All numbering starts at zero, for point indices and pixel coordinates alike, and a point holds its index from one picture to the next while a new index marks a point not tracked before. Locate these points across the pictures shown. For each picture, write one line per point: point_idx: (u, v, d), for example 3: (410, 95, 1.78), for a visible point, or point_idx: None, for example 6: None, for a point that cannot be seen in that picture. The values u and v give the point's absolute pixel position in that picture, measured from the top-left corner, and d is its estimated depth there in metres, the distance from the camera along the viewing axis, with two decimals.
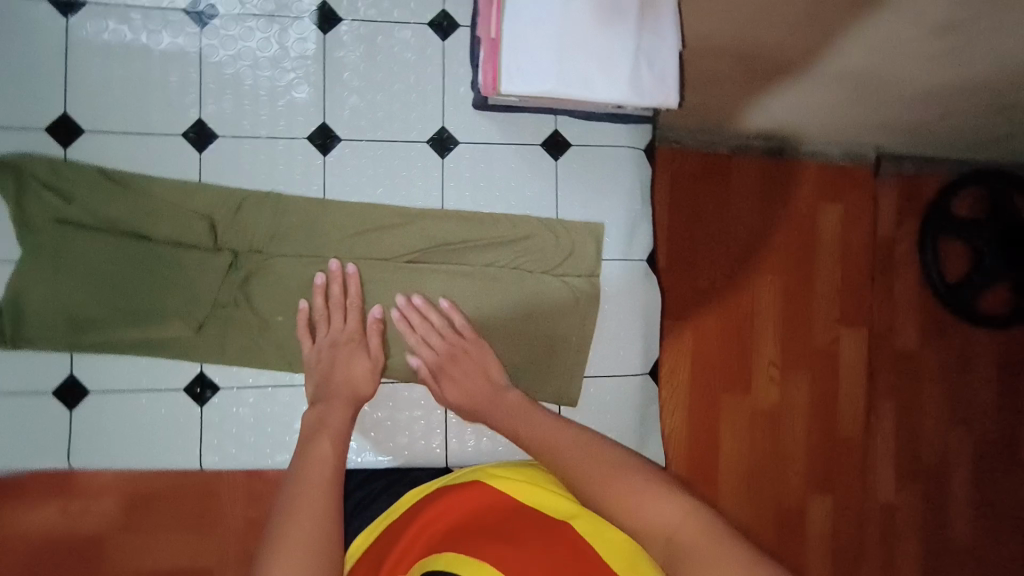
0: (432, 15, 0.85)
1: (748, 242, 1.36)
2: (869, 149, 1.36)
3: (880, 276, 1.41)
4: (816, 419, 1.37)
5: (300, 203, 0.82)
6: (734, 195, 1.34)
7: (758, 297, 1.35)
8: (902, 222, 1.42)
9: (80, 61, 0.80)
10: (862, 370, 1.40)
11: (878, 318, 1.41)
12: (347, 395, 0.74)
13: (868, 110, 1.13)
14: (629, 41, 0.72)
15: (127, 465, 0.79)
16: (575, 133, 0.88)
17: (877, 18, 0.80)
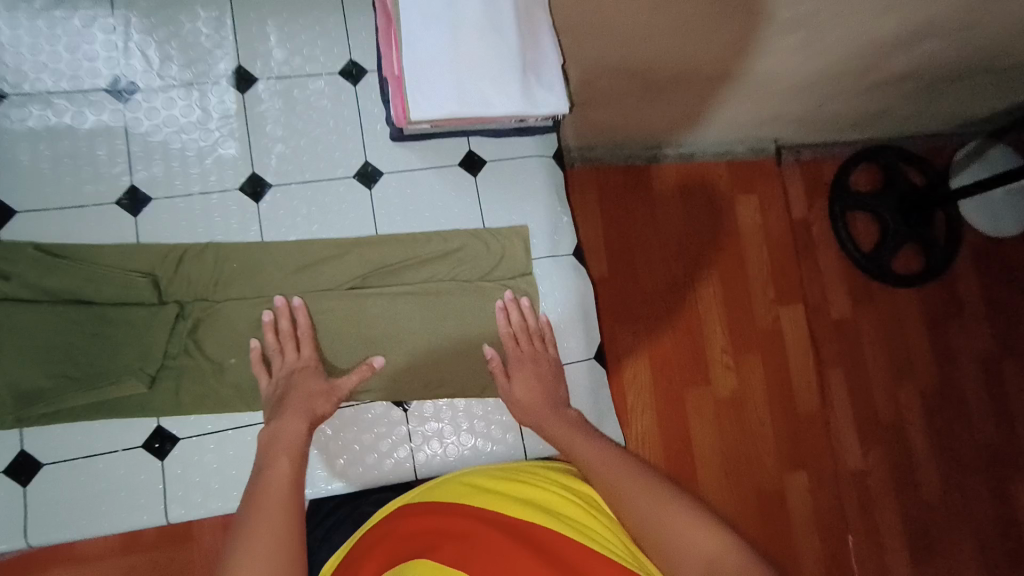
0: (341, 65, 0.94)
1: (680, 241, 1.47)
2: (768, 143, 1.53)
3: (803, 254, 1.55)
4: (774, 396, 1.46)
5: (241, 248, 0.86)
6: (659, 201, 1.47)
7: (698, 289, 1.46)
8: (812, 204, 1.58)
9: (8, 148, 0.84)
10: (807, 343, 1.51)
11: (810, 293, 1.54)
12: (304, 410, 0.75)
13: (756, 105, 1.28)
14: (516, 62, 0.83)
15: (91, 531, 0.78)
16: (489, 150, 0.97)
17: (735, 24, 0.94)
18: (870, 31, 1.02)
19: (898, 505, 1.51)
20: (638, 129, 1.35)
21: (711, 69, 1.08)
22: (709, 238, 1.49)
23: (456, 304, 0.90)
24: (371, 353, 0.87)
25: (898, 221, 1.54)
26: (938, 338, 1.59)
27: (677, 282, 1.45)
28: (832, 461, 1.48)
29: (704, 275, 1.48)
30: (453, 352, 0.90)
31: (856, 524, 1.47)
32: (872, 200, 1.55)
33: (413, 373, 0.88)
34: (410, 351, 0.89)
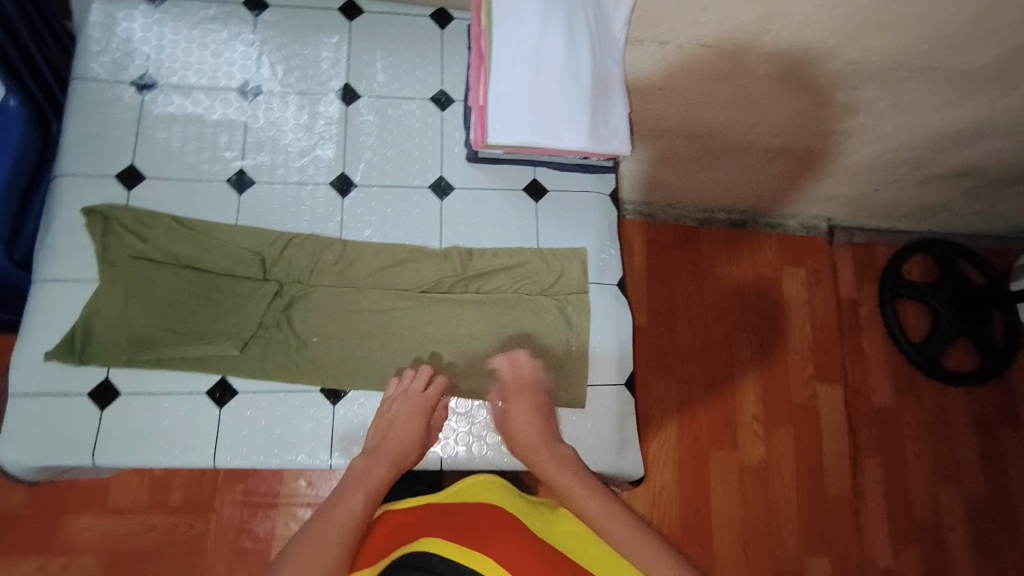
0: (432, 93, 1.07)
1: (722, 304, 1.50)
2: (821, 221, 1.57)
3: (849, 335, 1.55)
4: (803, 476, 1.43)
5: (335, 242, 0.97)
6: (706, 262, 1.51)
7: (736, 356, 1.47)
8: (863, 285, 1.59)
9: (149, 126, 0.98)
10: (842, 426, 1.48)
11: (852, 375, 1.52)
12: (394, 457, 0.84)
13: (812, 181, 1.32)
14: (588, 106, 0.93)
15: (148, 462, 0.87)
16: (551, 180, 1.06)
17: (796, 99, 1.02)
18: (929, 121, 1.09)
19: None
20: (692, 191, 1.41)
21: (768, 141, 1.15)
22: (751, 306, 1.51)
23: (516, 321, 0.98)
24: (422, 347, 0.95)
25: (952, 315, 1.52)
26: (987, 443, 1.53)
27: (714, 343, 1.47)
28: (860, 556, 1.41)
29: (744, 342, 1.49)
30: (507, 363, 0.96)
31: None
32: (926, 290, 1.54)
33: (456, 372, 0.95)
34: (461, 355, 0.95)
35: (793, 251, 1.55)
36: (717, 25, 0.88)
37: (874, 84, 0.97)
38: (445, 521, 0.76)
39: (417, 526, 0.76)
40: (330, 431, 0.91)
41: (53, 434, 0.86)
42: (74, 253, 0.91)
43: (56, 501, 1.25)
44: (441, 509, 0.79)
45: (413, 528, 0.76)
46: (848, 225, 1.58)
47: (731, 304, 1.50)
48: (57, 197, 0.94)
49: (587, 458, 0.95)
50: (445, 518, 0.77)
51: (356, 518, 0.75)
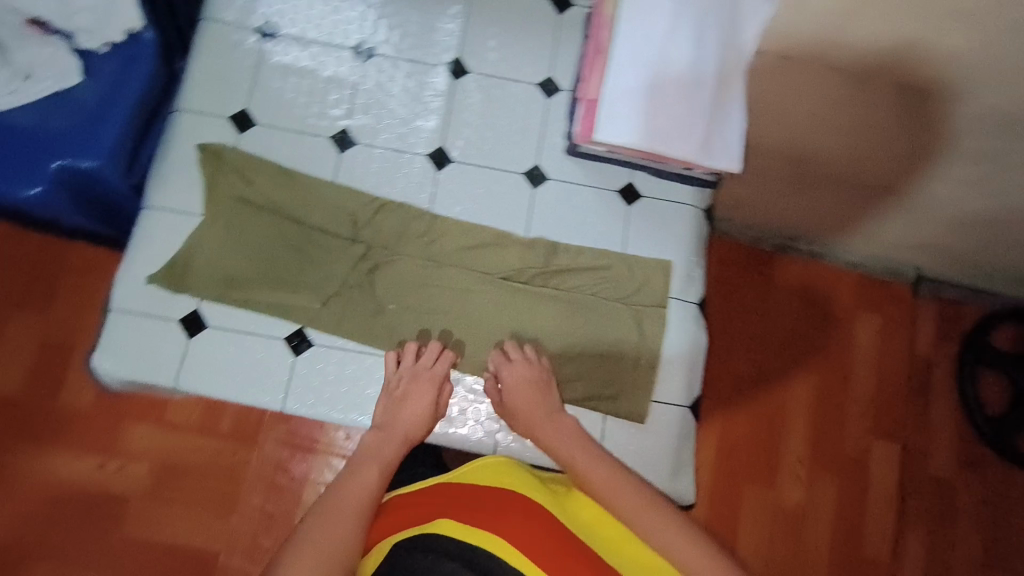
0: (541, 79, 1.05)
1: (787, 337, 1.46)
2: (909, 269, 1.50)
3: (916, 393, 1.48)
4: (841, 530, 1.39)
5: (423, 215, 0.98)
6: (778, 292, 1.48)
7: (792, 392, 1.44)
8: (941, 344, 1.52)
9: (265, 74, 1.00)
10: (892, 488, 1.43)
11: (912, 435, 1.46)
12: (402, 434, 0.88)
13: (913, 224, 1.26)
14: (704, 117, 0.89)
15: (222, 394, 0.91)
16: (647, 186, 1.03)
17: (915, 138, 0.95)
18: None
19: None
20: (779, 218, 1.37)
21: (872, 177, 1.09)
22: (814, 346, 1.46)
23: (590, 325, 0.97)
24: (491, 333, 0.95)
25: None
26: None
27: (771, 375, 1.44)
28: None
29: (802, 380, 1.45)
30: (573, 363, 0.96)
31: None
32: (1011, 362, 1.45)
33: None
34: (529, 347, 0.95)
35: (871, 297, 1.50)
36: (806, 28, 0.80)
37: (1006, 134, 0.90)
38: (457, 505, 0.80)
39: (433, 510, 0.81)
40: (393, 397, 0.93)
41: (145, 351, 0.91)
42: (185, 185, 0.95)
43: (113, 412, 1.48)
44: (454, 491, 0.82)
45: (427, 510, 0.81)
46: (936, 279, 1.52)
47: (797, 339, 1.46)
48: (175, 130, 0.98)
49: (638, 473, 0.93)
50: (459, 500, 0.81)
51: (360, 499, 0.81)
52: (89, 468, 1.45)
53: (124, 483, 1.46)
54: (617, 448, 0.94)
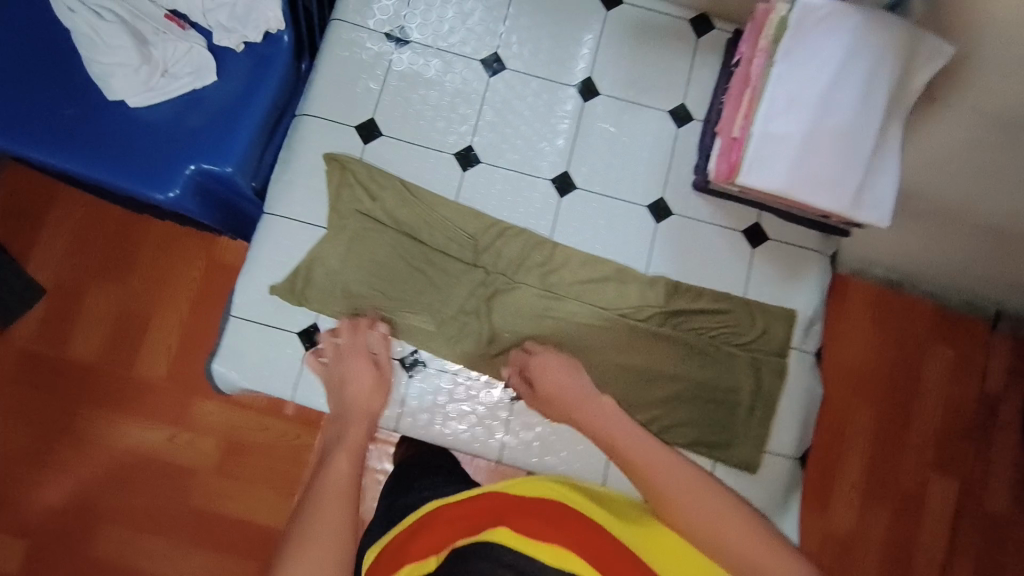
0: (673, 105, 1.00)
1: (856, 367, 1.46)
2: (989, 305, 1.46)
3: (978, 430, 1.47)
4: (888, 555, 1.42)
5: (544, 242, 0.95)
6: (850, 320, 1.46)
7: (854, 421, 1.45)
8: (1009, 382, 1.48)
9: (393, 83, 0.97)
10: (945, 525, 1.44)
11: (971, 471, 1.45)
12: (364, 411, 0.86)
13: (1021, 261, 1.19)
14: (860, 168, 0.84)
15: (338, 410, 0.91)
16: (774, 228, 0.99)
17: None
18: None
19: None
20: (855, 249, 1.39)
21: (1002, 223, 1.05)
22: (890, 377, 1.46)
23: (707, 372, 0.94)
24: (607, 371, 0.93)
25: None
26: None
27: (835, 403, 1.45)
28: None
29: (866, 409, 1.45)
30: (686, 407, 0.94)
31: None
32: None
33: (635, 403, 0.93)
34: (644, 388, 0.94)
35: (944, 330, 1.47)
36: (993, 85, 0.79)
37: None
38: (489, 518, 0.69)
39: (464, 526, 0.70)
40: (502, 424, 0.92)
41: (261, 360, 0.91)
42: (309, 195, 0.94)
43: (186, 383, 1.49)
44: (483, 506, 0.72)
45: (455, 529, 0.70)
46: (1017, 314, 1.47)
47: (864, 369, 1.46)
48: (300, 136, 0.95)
49: None
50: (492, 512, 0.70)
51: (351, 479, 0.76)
52: (158, 437, 1.48)
53: (194, 455, 1.47)
54: None
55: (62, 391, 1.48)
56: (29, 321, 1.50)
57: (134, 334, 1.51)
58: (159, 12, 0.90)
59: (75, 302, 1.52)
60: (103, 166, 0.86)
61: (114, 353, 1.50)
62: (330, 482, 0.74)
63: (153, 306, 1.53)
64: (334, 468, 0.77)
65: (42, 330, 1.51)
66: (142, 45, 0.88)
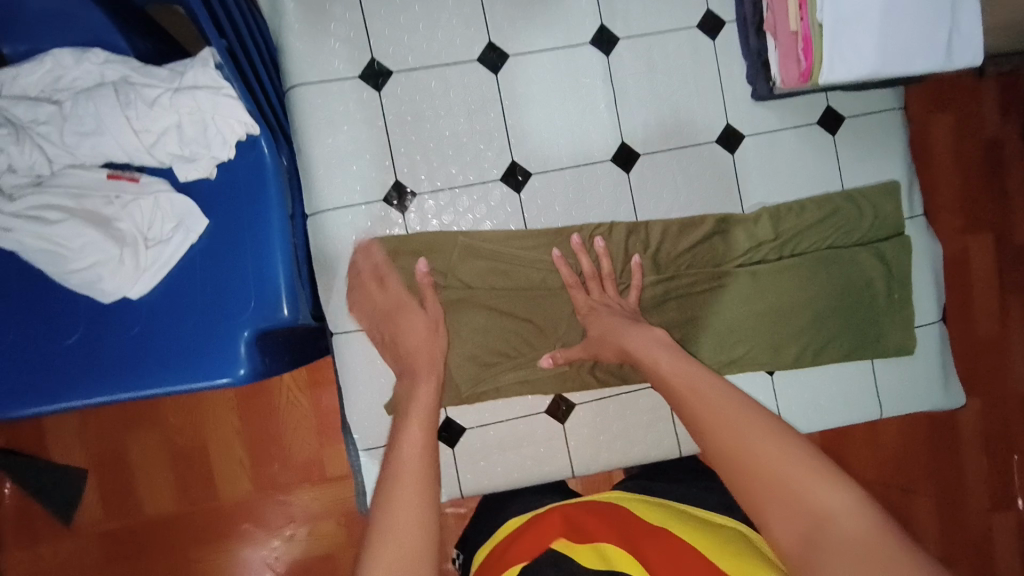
0: (698, 18, 0.88)
1: None
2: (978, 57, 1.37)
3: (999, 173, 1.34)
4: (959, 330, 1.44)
5: (634, 229, 0.86)
6: None
7: None
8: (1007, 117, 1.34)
9: (397, 130, 0.82)
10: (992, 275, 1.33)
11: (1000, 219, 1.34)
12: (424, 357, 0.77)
13: None
14: (943, 16, 0.75)
15: (509, 483, 0.86)
16: (847, 105, 0.91)
17: None
18: None
19: None
20: None
21: None
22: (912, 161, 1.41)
23: (840, 278, 0.90)
24: (745, 326, 0.89)
25: None
26: None
27: None
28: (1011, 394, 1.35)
29: None
30: (836, 321, 0.90)
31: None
32: None
33: (788, 343, 0.90)
34: (790, 323, 0.90)
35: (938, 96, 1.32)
36: None
37: None
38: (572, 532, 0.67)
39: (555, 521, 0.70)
40: (669, 419, 0.89)
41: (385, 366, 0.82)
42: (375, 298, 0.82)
43: (268, 480, 1.13)
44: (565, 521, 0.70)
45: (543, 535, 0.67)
46: None
47: None
48: (329, 236, 0.82)
49: (919, 401, 0.93)
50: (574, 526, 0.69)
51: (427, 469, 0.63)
52: (281, 552, 1.13)
53: (320, 545, 1.14)
54: (890, 385, 0.93)
55: (159, 560, 1.12)
56: (85, 507, 1.11)
57: (202, 467, 1.12)
58: (98, 176, 0.72)
59: (120, 464, 1.12)
60: (147, 375, 0.71)
61: (191, 495, 1.12)
62: (404, 470, 0.63)
63: (206, 424, 1.13)
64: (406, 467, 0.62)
65: (106, 506, 1.12)
66: (106, 227, 0.70)
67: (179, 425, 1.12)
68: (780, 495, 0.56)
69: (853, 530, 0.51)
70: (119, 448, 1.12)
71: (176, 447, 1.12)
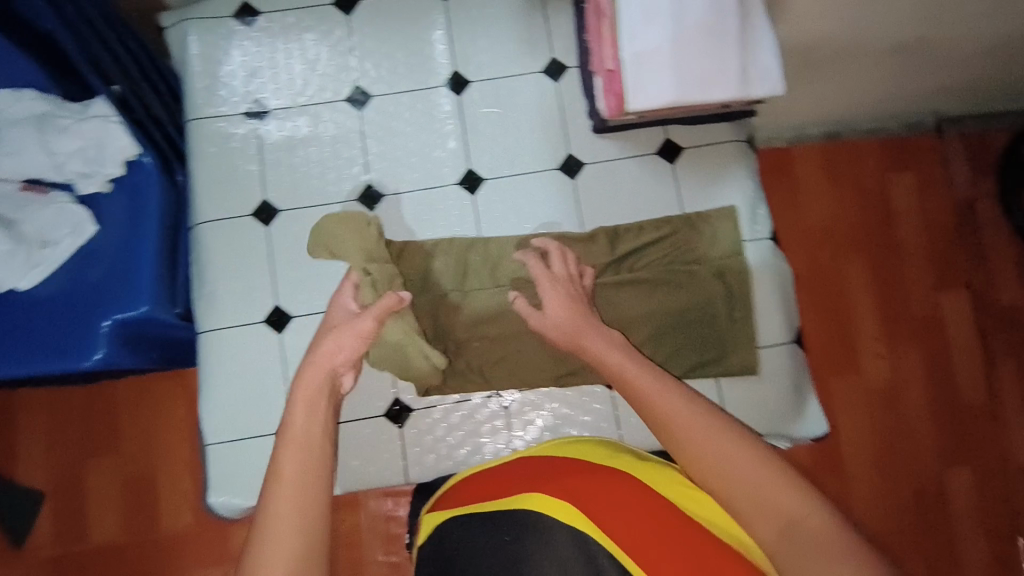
0: (543, 63, 0.99)
1: (839, 227, 1.40)
2: (928, 117, 1.42)
3: (971, 235, 1.42)
4: (934, 390, 1.36)
5: (474, 241, 0.95)
6: (810, 187, 1.41)
7: (852, 280, 1.39)
8: (979, 180, 1.44)
9: (270, 158, 0.96)
10: (971, 331, 1.39)
11: (976, 279, 1.41)
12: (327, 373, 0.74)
13: (919, 71, 1.16)
14: (735, 49, 0.83)
15: (345, 484, 0.91)
16: (685, 137, 0.98)
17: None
18: None
19: None
20: (791, 111, 1.26)
21: (887, 38, 1.01)
22: (864, 235, 1.40)
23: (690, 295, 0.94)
24: None
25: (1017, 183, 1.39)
26: None
27: (830, 270, 1.39)
28: (1003, 461, 1.36)
29: (856, 264, 1.40)
30: (679, 338, 0.94)
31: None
32: None
33: None
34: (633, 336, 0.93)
35: (901, 157, 1.42)
36: None
37: None
38: (518, 479, 0.70)
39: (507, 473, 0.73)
40: (505, 428, 0.93)
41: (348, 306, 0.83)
42: (239, 299, 0.94)
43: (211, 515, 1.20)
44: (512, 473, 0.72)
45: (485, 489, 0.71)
46: (959, 117, 1.43)
47: (848, 227, 1.40)
48: (204, 246, 0.95)
49: (771, 423, 0.93)
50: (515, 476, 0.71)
51: (315, 469, 0.64)
52: None
53: None
54: (737, 405, 0.93)
55: None
56: (39, 530, 1.19)
57: (151, 497, 1.20)
58: None
59: (77, 490, 1.21)
60: (38, 357, 0.84)
61: (136, 524, 1.20)
62: (281, 485, 0.62)
63: (157, 453, 1.22)
64: (284, 472, 0.63)
65: (56, 528, 1.20)
66: (10, 228, 0.84)
67: (135, 453, 1.22)
68: (752, 500, 0.59)
69: (811, 529, 0.55)
70: (77, 472, 1.21)
71: (129, 474, 1.21)
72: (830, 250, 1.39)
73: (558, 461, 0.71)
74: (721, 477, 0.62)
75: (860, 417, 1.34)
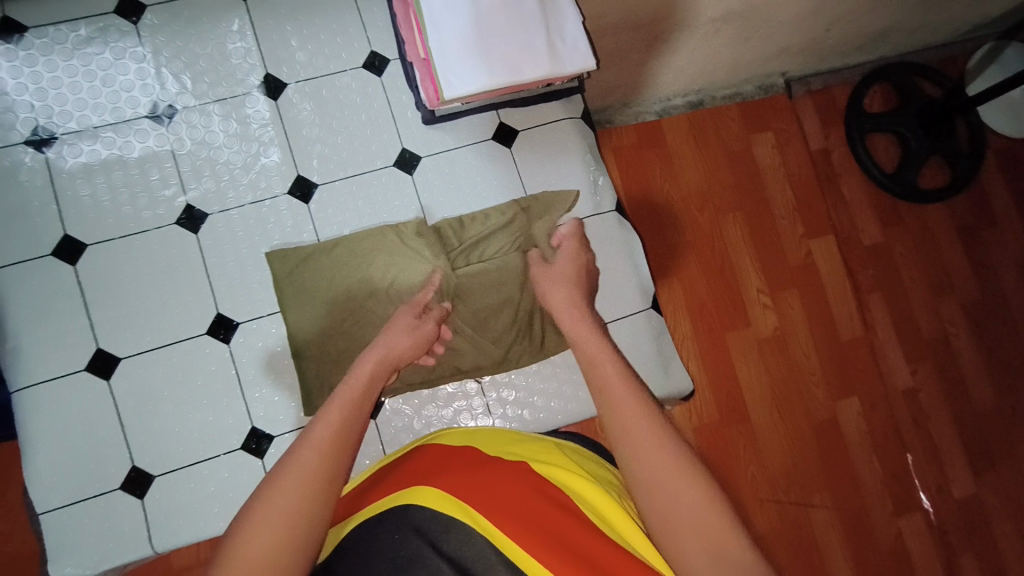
0: (363, 58, 0.95)
1: (709, 184, 1.38)
2: (776, 77, 1.44)
3: (827, 183, 1.48)
4: (817, 330, 1.39)
5: (317, 250, 0.90)
6: (676, 149, 1.37)
7: (728, 235, 1.37)
8: (830, 131, 1.49)
9: (68, 189, 0.87)
10: (840, 270, 1.42)
11: (838, 223, 1.47)
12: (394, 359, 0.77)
13: (754, 39, 1.19)
14: (540, 27, 0.83)
15: (209, 529, 0.85)
16: (519, 120, 0.98)
17: None
18: None
19: (1008, 427, 1.49)
20: (640, 82, 1.25)
21: (712, 9, 1.01)
22: (735, 193, 1.39)
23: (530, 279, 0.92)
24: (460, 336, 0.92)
25: (865, 125, 1.47)
26: (987, 256, 1.53)
27: (705, 229, 1.36)
28: (884, 388, 1.42)
29: (730, 220, 1.38)
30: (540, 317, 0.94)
31: (959, 474, 1.44)
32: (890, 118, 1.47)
33: (501, 345, 0.93)
34: (499, 324, 0.92)
35: (757, 115, 1.43)
36: None
37: None
38: (429, 471, 0.68)
39: (416, 470, 0.69)
40: (378, 442, 0.90)
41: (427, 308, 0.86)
42: (54, 348, 0.85)
43: None
44: (422, 467, 0.69)
45: (391, 485, 0.67)
46: (802, 74, 1.47)
47: (717, 185, 1.38)
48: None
49: None
50: (425, 471, 0.68)
51: (334, 457, 0.58)
52: None
53: None
54: None
55: None
56: None
57: None
58: None
59: None
60: None
61: None
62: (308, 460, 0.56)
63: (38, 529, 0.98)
64: (294, 465, 0.56)
65: None
66: None
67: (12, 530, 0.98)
68: (682, 520, 0.51)
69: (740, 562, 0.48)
70: None
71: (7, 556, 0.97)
72: (704, 208, 1.37)
73: (474, 456, 0.71)
74: (654, 489, 0.54)
75: (753, 369, 1.33)
